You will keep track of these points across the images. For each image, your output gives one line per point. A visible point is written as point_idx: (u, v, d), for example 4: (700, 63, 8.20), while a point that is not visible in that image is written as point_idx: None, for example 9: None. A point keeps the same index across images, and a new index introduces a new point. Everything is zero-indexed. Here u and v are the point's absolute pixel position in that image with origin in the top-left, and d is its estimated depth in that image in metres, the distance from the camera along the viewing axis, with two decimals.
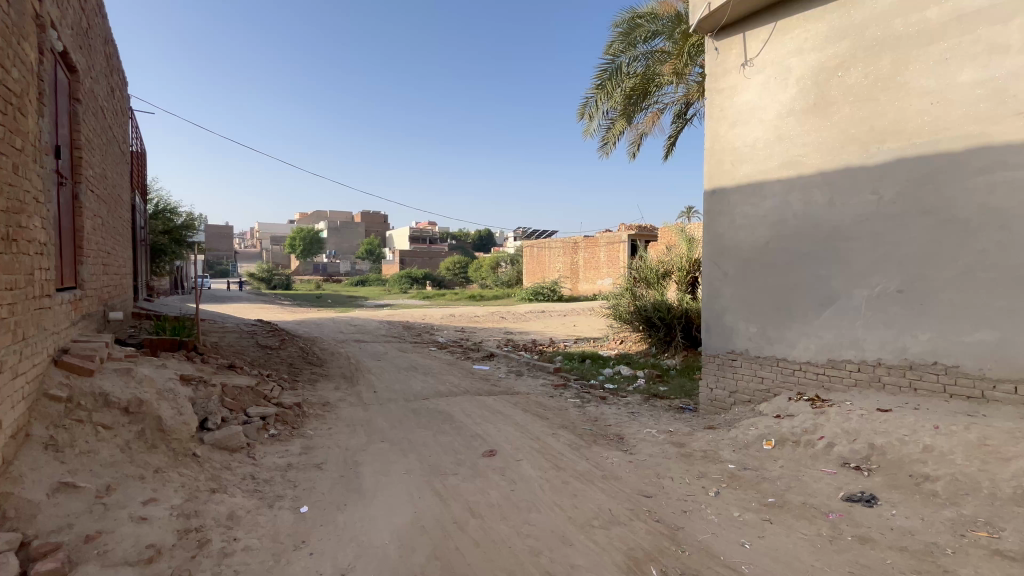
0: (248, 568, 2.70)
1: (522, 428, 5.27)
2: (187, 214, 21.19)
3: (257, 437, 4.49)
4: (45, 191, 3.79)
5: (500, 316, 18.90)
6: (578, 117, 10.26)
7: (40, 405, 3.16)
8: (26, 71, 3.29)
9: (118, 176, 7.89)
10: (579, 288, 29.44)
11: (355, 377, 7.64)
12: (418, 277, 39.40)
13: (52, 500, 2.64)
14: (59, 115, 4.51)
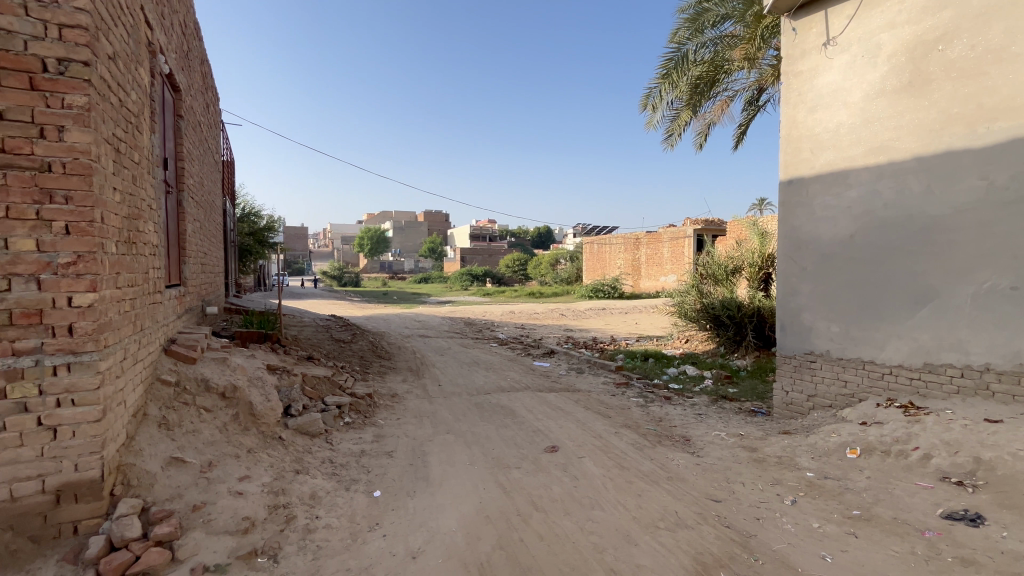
0: (329, 545, 2.91)
1: (584, 426, 5.25)
2: (268, 216, 22.85)
3: (334, 424, 4.82)
4: (156, 199, 4.27)
5: (559, 313, 18.84)
6: (641, 108, 10.01)
7: (154, 388, 3.58)
8: (142, 94, 3.71)
9: (213, 183, 8.72)
10: (640, 285, 28.69)
11: (421, 371, 7.95)
12: (478, 275, 40.16)
13: (166, 472, 2.99)
14: (167, 131, 5.06)
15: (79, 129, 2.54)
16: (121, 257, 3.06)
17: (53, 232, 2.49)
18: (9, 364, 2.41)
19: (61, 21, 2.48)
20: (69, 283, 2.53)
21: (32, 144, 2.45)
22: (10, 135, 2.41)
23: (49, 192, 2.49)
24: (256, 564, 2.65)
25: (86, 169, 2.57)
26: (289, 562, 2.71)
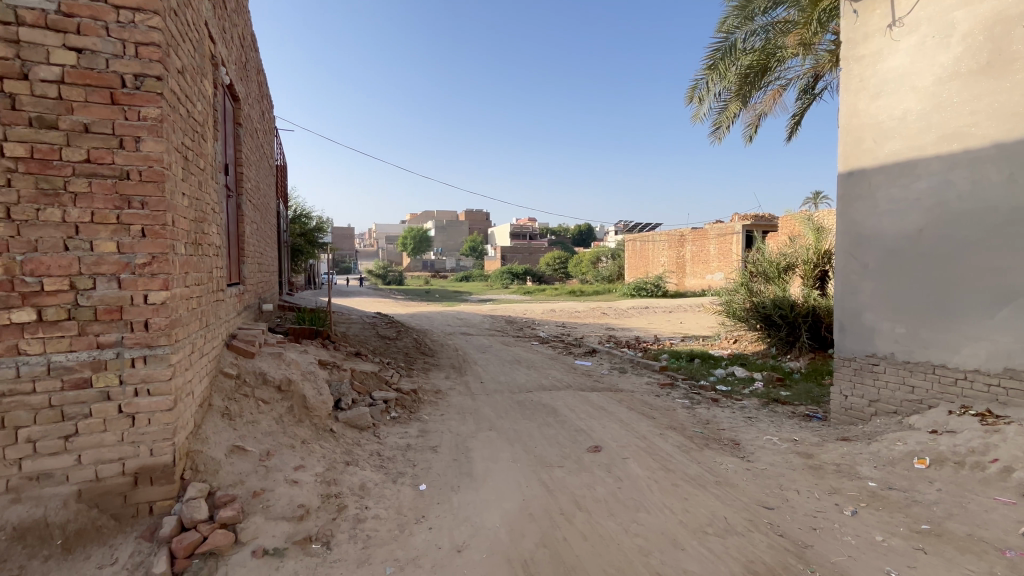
0: (378, 534, 3.01)
1: (627, 426, 5.17)
2: (318, 218, 23.81)
3: (381, 418, 4.97)
4: (219, 202, 4.54)
5: (601, 312, 18.60)
6: (687, 101, 9.71)
7: (218, 380, 3.82)
8: (206, 104, 3.95)
9: (269, 186, 9.22)
10: (685, 283, 27.91)
11: (463, 368, 8.06)
12: (519, 274, 40.25)
13: (229, 460, 3.19)
14: (228, 139, 5.38)
15: (153, 139, 2.73)
16: (189, 257, 3.28)
17: (131, 235, 2.71)
18: (94, 355, 2.64)
19: (137, 39, 2.68)
20: (145, 282, 2.74)
21: (113, 154, 2.66)
22: (94, 146, 2.62)
23: (127, 199, 2.70)
24: (311, 550, 2.78)
25: (159, 177, 2.76)
26: (341, 550, 2.82)
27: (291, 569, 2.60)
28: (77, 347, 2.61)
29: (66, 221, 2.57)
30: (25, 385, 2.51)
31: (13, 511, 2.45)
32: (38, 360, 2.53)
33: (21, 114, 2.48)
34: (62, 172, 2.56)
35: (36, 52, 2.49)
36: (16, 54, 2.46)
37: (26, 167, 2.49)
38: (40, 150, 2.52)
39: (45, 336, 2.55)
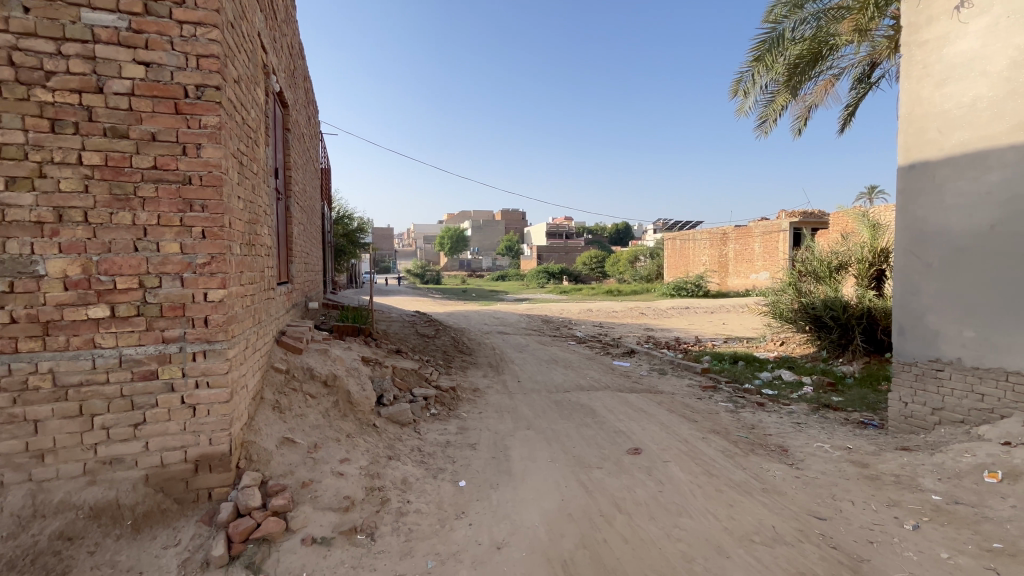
0: (420, 528, 3.08)
1: (668, 429, 5.06)
2: (358, 219, 24.52)
3: (421, 415, 5.07)
4: (270, 205, 4.77)
5: (639, 312, 18.26)
6: (731, 95, 9.38)
7: (270, 374, 4.01)
8: (259, 111, 4.15)
9: (314, 189, 9.59)
10: (728, 283, 27.03)
11: (501, 367, 8.11)
12: (555, 273, 40.06)
13: (279, 451, 3.34)
14: (278, 144, 5.63)
15: (213, 146, 2.89)
16: (244, 258, 3.46)
17: (192, 237, 2.88)
18: (160, 349, 2.83)
19: (198, 52, 2.84)
20: (205, 280, 2.90)
21: (177, 160, 2.83)
22: (160, 154, 2.80)
23: (189, 202, 2.86)
24: (356, 540, 2.87)
25: (218, 181, 2.91)
26: (385, 542, 2.90)
27: (338, 558, 2.69)
28: (145, 342, 2.80)
29: (135, 224, 2.76)
30: (100, 375, 2.71)
31: (90, 492, 2.66)
32: (111, 353, 2.74)
33: (97, 125, 2.68)
34: (132, 178, 2.75)
35: (109, 67, 2.68)
36: (93, 69, 2.66)
37: (101, 174, 2.69)
38: (113, 157, 2.71)
39: (118, 330, 2.75)
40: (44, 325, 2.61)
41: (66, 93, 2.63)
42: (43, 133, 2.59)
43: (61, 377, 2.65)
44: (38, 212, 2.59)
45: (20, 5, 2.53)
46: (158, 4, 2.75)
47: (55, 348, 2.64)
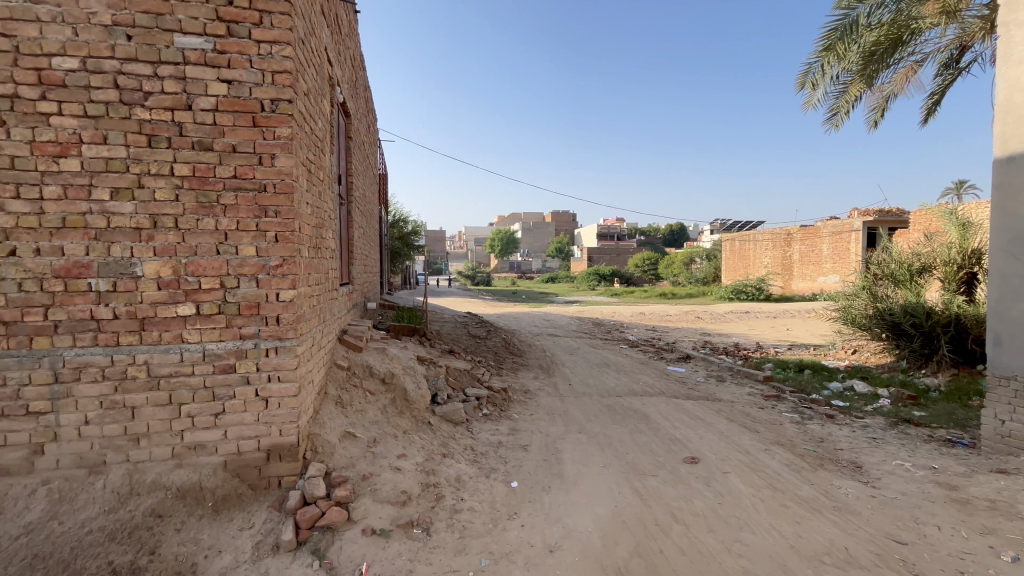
0: (473, 526, 3.13)
1: (728, 439, 4.84)
2: (412, 222, 25.31)
3: (474, 414, 5.16)
4: (335, 210, 5.04)
5: (695, 316, 17.60)
6: (798, 87, 8.88)
7: (333, 371, 4.23)
8: (325, 122, 4.39)
9: (373, 194, 10.01)
10: (793, 286, 25.54)
11: (552, 369, 8.09)
12: (606, 275, 39.46)
13: (342, 444, 3.51)
14: (342, 152, 5.92)
15: (285, 155, 3.08)
16: (311, 260, 3.67)
17: (267, 240, 3.08)
18: (238, 345, 3.05)
19: (274, 68, 3.05)
20: (277, 281, 3.10)
21: (254, 169, 3.05)
22: (240, 164, 3.02)
23: (264, 209, 3.07)
24: (413, 534, 2.95)
25: (289, 188, 3.10)
26: (440, 537, 2.97)
27: (396, 551, 2.79)
28: (225, 338, 3.03)
29: (217, 230, 3.00)
30: (187, 368, 2.97)
31: (177, 474, 2.91)
32: (196, 347, 2.98)
33: (186, 140, 2.94)
34: (216, 187, 2.99)
35: (197, 86, 2.94)
36: (183, 88, 2.92)
37: (189, 184, 2.95)
38: (199, 168, 2.96)
39: (202, 327, 3.00)
40: (141, 321, 2.90)
41: (161, 111, 2.90)
42: (141, 147, 2.87)
43: (154, 369, 2.92)
44: (137, 219, 2.88)
45: (124, 33, 2.82)
46: (239, 26, 2.98)
47: (150, 341, 2.92)
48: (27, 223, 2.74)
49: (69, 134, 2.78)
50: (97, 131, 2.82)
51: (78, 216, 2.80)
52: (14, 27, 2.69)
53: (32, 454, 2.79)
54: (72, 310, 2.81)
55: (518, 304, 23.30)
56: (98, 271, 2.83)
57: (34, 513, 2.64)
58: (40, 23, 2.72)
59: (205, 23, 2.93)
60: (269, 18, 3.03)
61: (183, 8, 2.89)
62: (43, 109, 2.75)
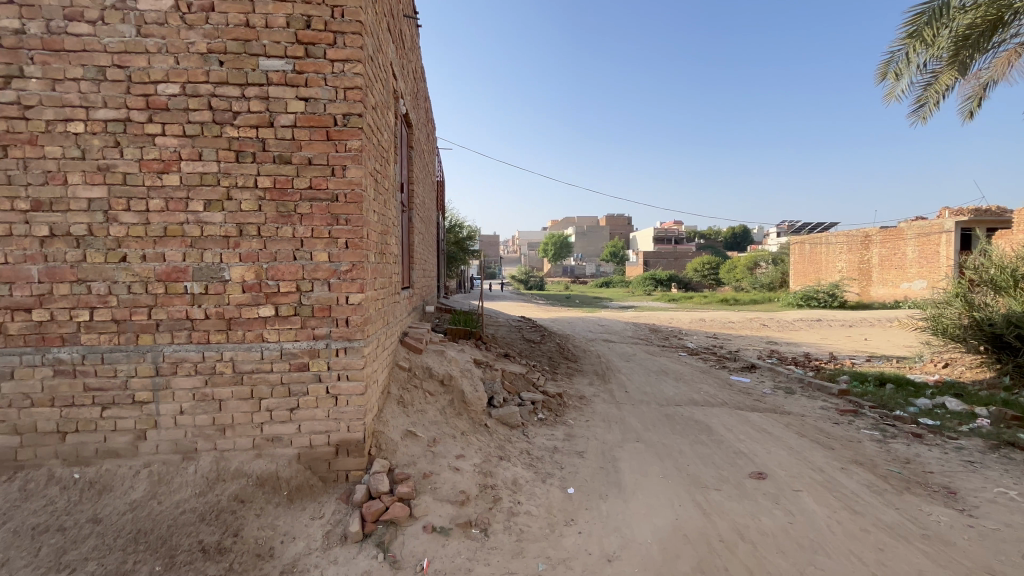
0: (530, 530, 3.14)
1: (799, 455, 4.56)
2: (468, 227, 25.85)
3: (529, 418, 5.19)
4: (398, 218, 5.25)
5: (760, 323, 16.68)
6: (879, 78, 8.25)
7: (395, 371, 4.41)
8: (390, 133, 4.61)
9: (431, 202, 10.33)
10: (872, 292, 23.59)
11: (607, 375, 7.97)
12: (663, 280, 38.28)
13: (404, 442, 3.64)
14: (404, 161, 6.17)
15: (355, 166, 3.26)
16: (377, 265, 3.85)
17: (338, 247, 3.27)
18: (311, 345, 3.25)
19: (345, 85, 3.24)
20: (347, 285, 3.28)
21: (327, 180, 3.25)
22: (315, 176, 3.24)
23: (336, 217, 3.26)
24: (471, 533, 3.01)
25: (358, 198, 3.28)
26: (497, 539, 3.01)
27: (456, 549, 2.85)
28: (300, 338, 3.24)
29: (295, 237, 3.22)
30: (266, 365, 3.20)
31: (257, 463, 3.15)
32: (275, 346, 3.22)
33: (268, 154, 3.18)
34: (293, 198, 3.22)
35: (278, 104, 3.18)
36: (266, 107, 3.17)
37: (270, 195, 3.19)
38: (279, 180, 3.20)
39: (280, 327, 3.22)
40: (228, 321, 3.17)
41: (247, 129, 3.16)
42: (230, 163, 3.14)
43: (239, 365, 3.18)
44: (225, 228, 3.15)
45: (217, 60, 3.11)
46: (315, 47, 3.20)
47: (235, 340, 3.18)
48: (136, 232, 3.08)
49: (170, 152, 3.09)
50: (193, 149, 3.12)
51: (178, 226, 3.12)
52: (128, 59, 3.04)
53: (137, 439, 3.11)
54: (170, 311, 3.12)
55: (563, 304, 26.98)
56: (192, 275, 3.13)
57: (138, 492, 2.95)
58: (148, 54, 3.06)
59: (286, 47, 3.17)
60: (342, 38, 3.22)
61: (267, 34, 3.15)
62: (150, 131, 3.08)
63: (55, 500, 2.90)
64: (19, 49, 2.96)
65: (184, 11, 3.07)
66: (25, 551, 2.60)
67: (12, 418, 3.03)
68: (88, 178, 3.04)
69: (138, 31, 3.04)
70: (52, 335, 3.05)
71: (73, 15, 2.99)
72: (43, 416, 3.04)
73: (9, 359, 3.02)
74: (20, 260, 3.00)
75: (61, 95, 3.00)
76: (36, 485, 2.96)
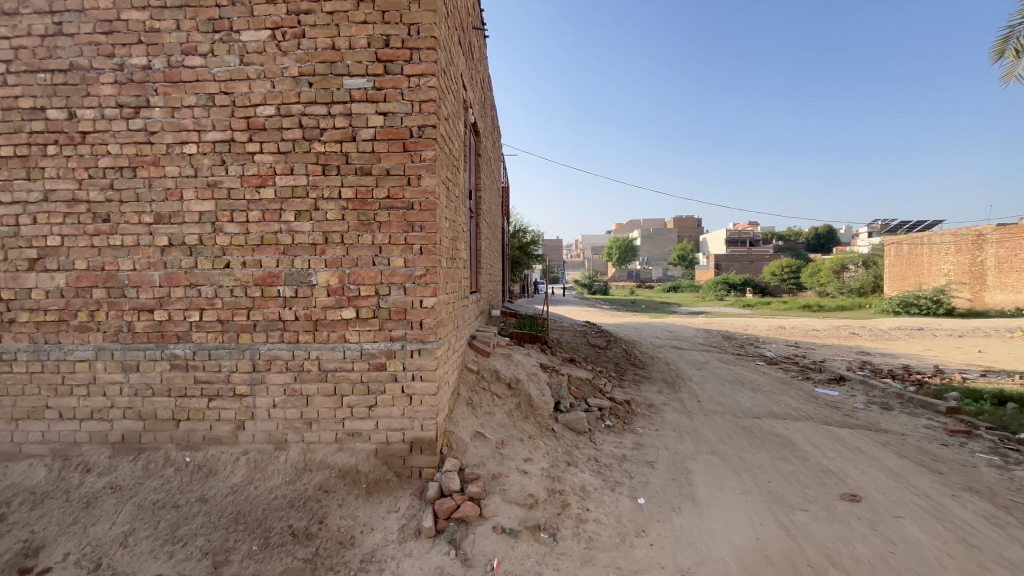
0: (600, 538, 3.09)
1: (900, 478, 4.12)
2: (532, 232, 26.00)
3: (597, 425, 5.11)
4: (467, 224, 5.38)
5: (849, 331, 15.30)
6: (995, 57, 7.33)
7: (464, 373, 4.53)
8: (461, 142, 4.75)
9: (497, 208, 10.53)
10: (986, 298, 20.86)
11: (678, 383, 7.66)
12: (736, 284, 36.30)
13: (473, 442, 3.73)
14: (473, 169, 6.33)
15: (429, 175, 3.40)
16: (448, 270, 3.98)
17: (413, 253, 3.42)
18: (388, 346, 3.43)
19: (421, 98, 3.39)
20: (421, 290, 3.42)
21: (403, 190, 3.41)
22: (392, 185, 3.41)
23: (411, 224, 3.42)
24: (540, 537, 3.02)
25: (432, 206, 3.41)
26: (566, 544, 2.99)
27: (525, 551, 2.87)
28: (378, 339, 3.43)
29: (374, 244, 3.42)
30: (348, 364, 3.42)
31: (339, 456, 3.36)
32: (355, 347, 3.42)
33: (351, 167, 3.40)
34: (373, 207, 3.41)
35: (360, 120, 3.40)
36: (350, 123, 3.40)
37: (352, 205, 3.41)
38: (360, 191, 3.41)
39: (360, 329, 3.43)
40: (315, 322, 3.42)
41: (333, 144, 3.40)
42: (318, 176, 3.40)
43: (324, 364, 3.41)
44: (313, 236, 3.41)
45: (307, 82, 3.39)
46: (393, 64, 3.39)
47: (321, 340, 3.42)
48: (238, 241, 3.41)
49: (267, 168, 3.40)
50: (286, 164, 3.40)
51: (273, 235, 3.41)
52: (232, 85, 3.39)
53: (237, 429, 3.43)
54: (266, 312, 3.42)
55: (614, 305, 30.03)
56: (284, 280, 3.41)
57: (238, 477, 3.25)
58: (249, 80, 3.38)
59: (367, 66, 3.38)
60: (418, 54, 3.38)
61: (351, 55, 3.38)
62: (250, 149, 3.40)
63: (170, 479, 3.27)
64: (146, 82, 3.39)
65: (280, 40, 3.37)
66: (148, 524, 2.96)
67: (138, 405, 3.45)
68: (199, 194, 3.41)
69: (242, 61, 3.38)
70: (170, 333, 3.44)
71: (189, 50, 3.38)
72: (161, 404, 3.44)
73: (135, 353, 3.44)
74: (145, 267, 3.43)
75: (179, 121, 3.40)
76: (156, 466, 3.35)
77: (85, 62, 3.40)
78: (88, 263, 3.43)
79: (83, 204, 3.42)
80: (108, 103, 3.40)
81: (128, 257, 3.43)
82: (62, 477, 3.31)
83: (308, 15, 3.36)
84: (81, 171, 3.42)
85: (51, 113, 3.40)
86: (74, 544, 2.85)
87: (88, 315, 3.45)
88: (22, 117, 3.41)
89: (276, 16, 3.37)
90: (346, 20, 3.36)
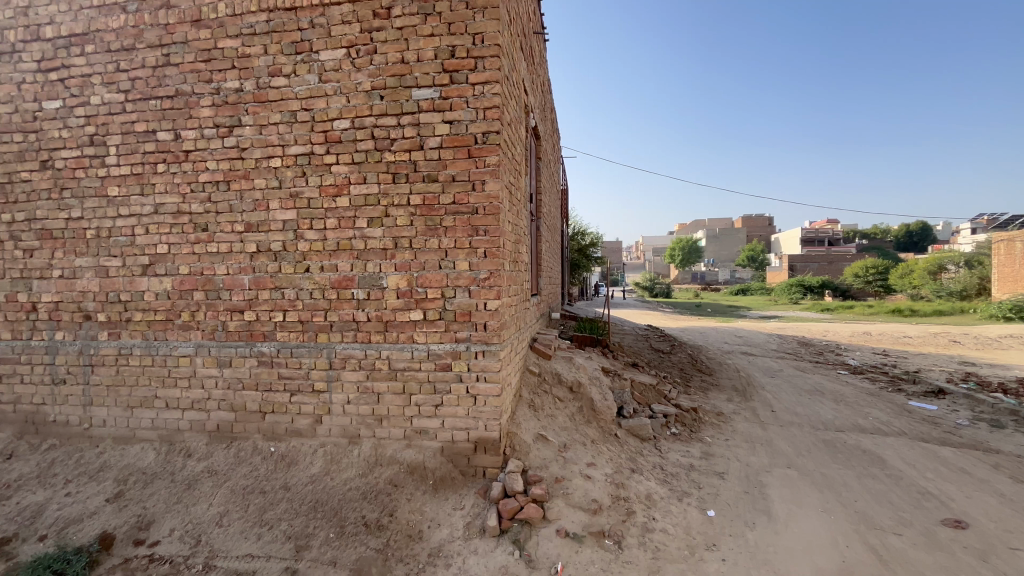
0: (667, 549, 2.99)
1: (1016, 505, 3.65)
2: (591, 234, 25.72)
3: (662, 432, 4.95)
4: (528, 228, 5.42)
5: (950, 339, 13.76)
6: None
7: (526, 375, 4.57)
8: (522, 146, 4.80)
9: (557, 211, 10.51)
10: None
11: (749, 392, 7.26)
12: (813, 287, 33.84)
13: (535, 445, 3.74)
14: (534, 173, 6.37)
15: (493, 180, 3.46)
16: (511, 273, 4.03)
17: (478, 256, 3.49)
18: (453, 347, 3.52)
19: (484, 105, 3.47)
20: (485, 292, 3.49)
21: (468, 195, 3.50)
22: (457, 191, 3.51)
23: (476, 228, 3.50)
24: (605, 543, 2.97)
25: (496, 210, 3.47)
26: (632, 553, 2.93)
27: (590, 557, 2.84)
28: (444, 340, 3.53)
29: (440, 248, 3.53)
30: (416, 364, 3.55)
31: (408, 452, 3.50)
32: (422, 348, 3.55)
33: (419, 174, 3.54)
34: (439, 213, 3.53)
35: (427, 129, 3.53)
36: (417, 133, 3.54)
37: (420, 211, 3.54)
38: (428, 198, 3.54)
39: (427, 330, 3.55)
40: (385, 323, 3.58)
41: (402, 153, 3.56)
42: (388, 184, 3.57)
43: (393, 363, 3.57)
44: (384, 241, 3.58)
45: (379, 95, 3.57)
46: (458, 74, 3.49)
47: (391, 340, 3.58)
48: (316, 247, 3.66)
49: (343, 178, 3.62)
50: (360, 174, 3.60)
51: (348, 241, 3.62)
52: (312, 102, 3.64)
53: (315, 422, 3.67)
54: (341, 313, 3.63)
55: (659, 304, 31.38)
56: (358, 283, 3.61)
57: (316, 468, 3.48)
58: (327, 97, 3.62)
59: (434, 77, 3.51)
60: (482, 62, 3.46)
61: (419, 67, 3.52)
62: (327, 161, 3.64)
63: (258, 467, 3.56)
64: (238, 104, 3.73)
65: (354, 57, 3.58)
66: (239, 507, 3.23)
67: (230, 398, 3.78)
68: (283, 204, 3.69)
69: (320, 79, 3.62)
70: (257, 332, 3.75)
71: (275, 72, 3.67)
72: (250, 397, 3.76)
73: (228, 350, 3.78)
74: (237, 271, 3.76)
75: (266, 137, 3.70)
76: (245, 453, 3.66)
77: (188, 88, 3.79)
78: (189, 269, 3.81)
79: (186, 215, 3.81)
80: (207, 124, 3.77)
81: (222, 263, 3.77)
82: (168, 460, 3.70)
83: (379, 32, 3.55)
84: (184, 186, 3.81)
85: (161, 135, 3.82)
86: (178, 520, 3.19)
87: (190, 315, 3.83)
88: (136, 140, 3.86)
89: (351, 35, 3.58)
90: (414, 34, 3.52)
